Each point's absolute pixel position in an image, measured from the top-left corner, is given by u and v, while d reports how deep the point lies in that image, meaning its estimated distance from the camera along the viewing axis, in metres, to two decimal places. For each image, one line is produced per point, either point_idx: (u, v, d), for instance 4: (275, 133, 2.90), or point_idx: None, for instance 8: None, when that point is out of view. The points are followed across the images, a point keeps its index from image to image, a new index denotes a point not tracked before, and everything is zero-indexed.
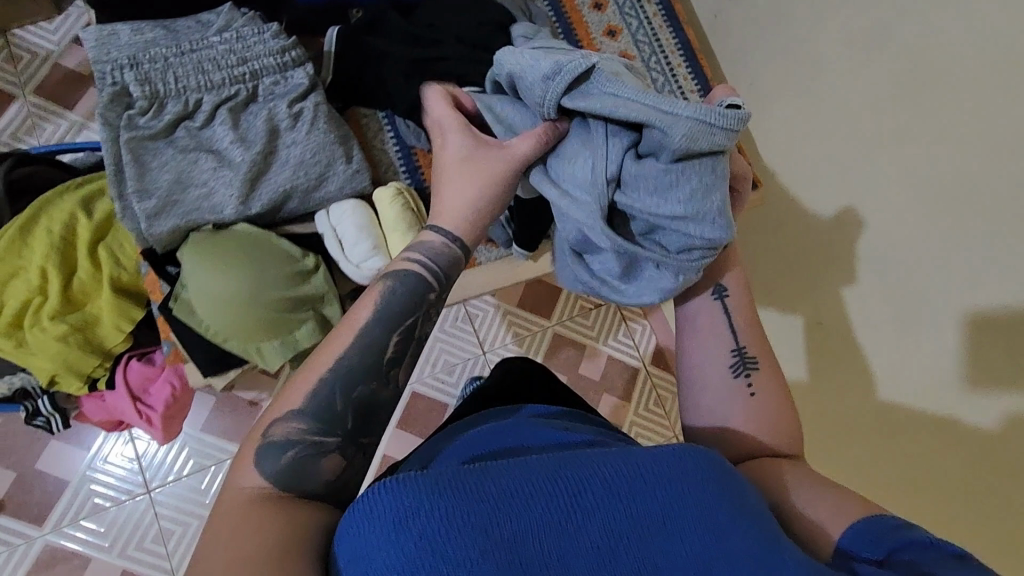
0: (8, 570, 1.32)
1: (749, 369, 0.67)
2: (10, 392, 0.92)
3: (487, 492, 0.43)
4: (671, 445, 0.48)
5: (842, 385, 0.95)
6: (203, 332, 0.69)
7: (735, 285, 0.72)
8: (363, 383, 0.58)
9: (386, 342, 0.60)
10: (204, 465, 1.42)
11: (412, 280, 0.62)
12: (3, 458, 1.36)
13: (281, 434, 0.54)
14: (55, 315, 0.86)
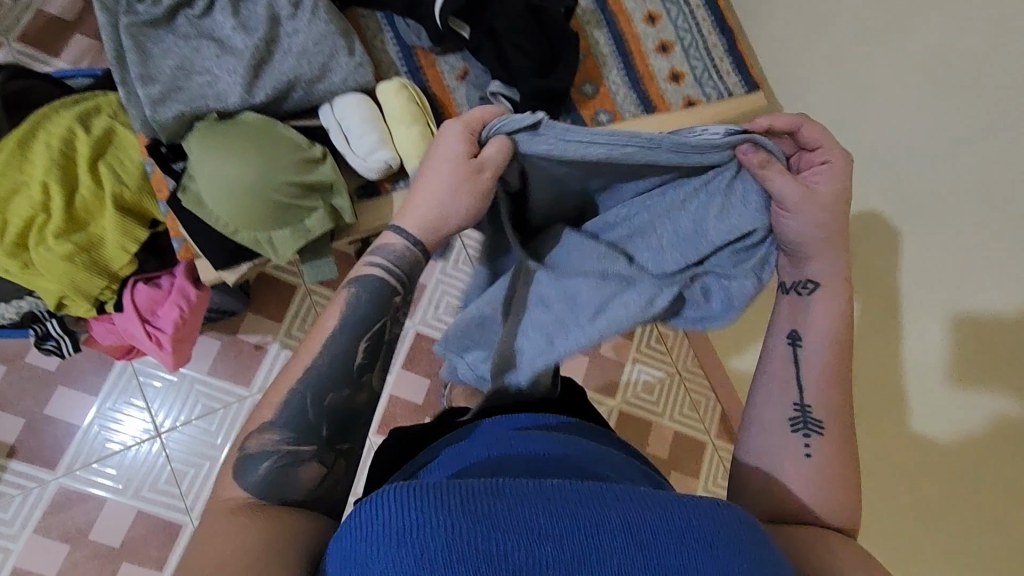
0: (23, 513, 1.33)
1: (811, 433, 0.64)
2: (19, 317, 0.92)
3: (499, 509, 0.44)
4: (702, 507, 0.46)
5: (874, 324, 1.01)
6: (215, 223, 0.75)
7: (818, 334, 0.66)
8: (333, 390, 0.60)
9: (354, 348, 0.62)
10: (213, 408, 1.43)
11: (374, 291, 0.63)
12: (12, 405, 1.36)
13: (258, 447, 0.57)
14: (60, 234, 0.86)
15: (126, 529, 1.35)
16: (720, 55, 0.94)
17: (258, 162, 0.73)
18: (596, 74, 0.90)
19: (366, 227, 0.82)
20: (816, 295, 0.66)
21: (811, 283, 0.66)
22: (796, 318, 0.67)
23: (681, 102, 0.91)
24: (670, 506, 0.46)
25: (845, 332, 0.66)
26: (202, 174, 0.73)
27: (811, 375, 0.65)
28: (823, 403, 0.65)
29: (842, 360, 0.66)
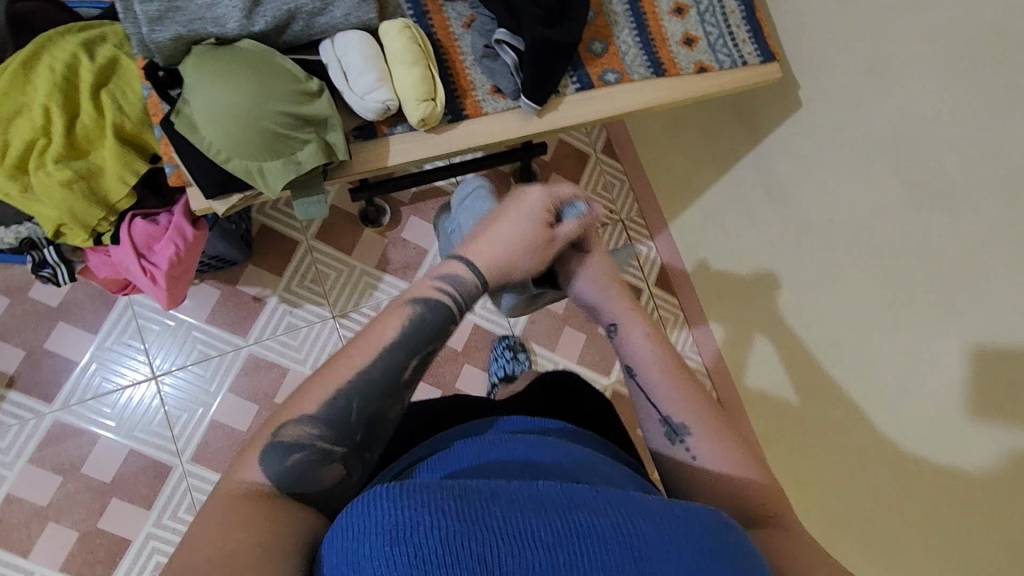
0: (20, 443, 1.35)
1: (687, 438, 0.71)
2: (17, 242, 0.93)
3: (493, 514, 0.47)
4: (681, 516, 0.50)
5: (905, 321, 1.01)
6: (207, 150, 0.75)
7: (644, 344, 0.77)
8: (377, 400, 0.63)
9: (404, 364, 0.65)
10: (209, 355, 1.45)
11: (436, 312, 0.68)
12: (13, 336, 1.38)
13: (292, 436, 0.59)
14: (59, 160, 0.87)
15: (118, 466, 1.38)
16: (737, 24, 0.91)
17: (256, 91, 0.73)
18: (606, 32, 0.88)
19: (360, 167, 0.81)
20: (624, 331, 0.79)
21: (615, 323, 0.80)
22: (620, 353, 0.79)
23: (692, 67, 0.89)
24: (652, 517, 0.49)
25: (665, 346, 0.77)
26: (196, 98, 0.74)
27: (665, 393, 0.74)
28: (683, 408, 0.73)
29: (677, 362, 0.77)
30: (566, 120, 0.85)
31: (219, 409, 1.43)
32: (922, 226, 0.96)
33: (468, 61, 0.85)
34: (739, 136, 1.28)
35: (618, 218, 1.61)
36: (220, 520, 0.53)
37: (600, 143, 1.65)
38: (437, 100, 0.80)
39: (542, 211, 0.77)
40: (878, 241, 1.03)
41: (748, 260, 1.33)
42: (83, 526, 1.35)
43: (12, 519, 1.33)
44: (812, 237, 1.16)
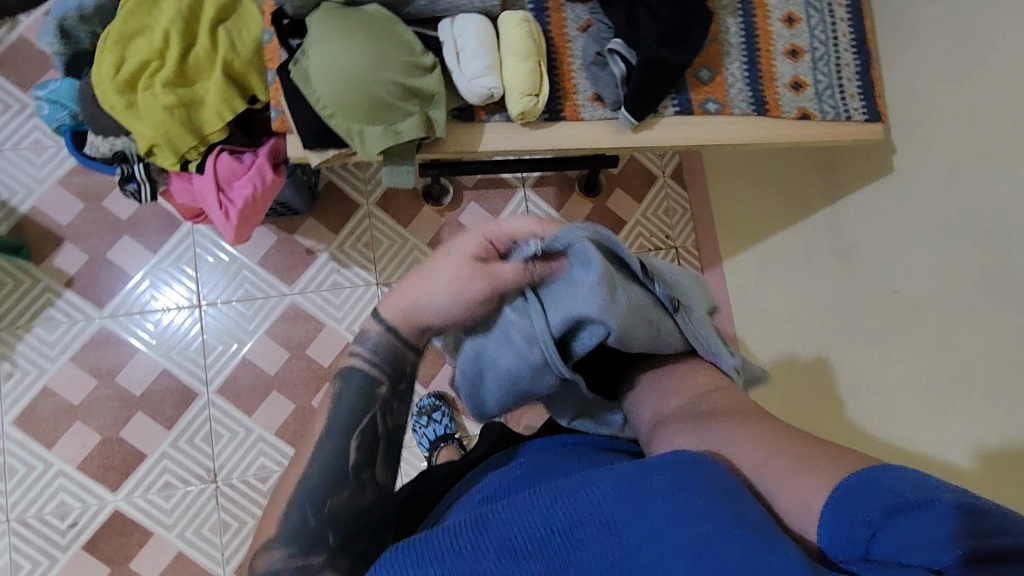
0: (66, 340, 1.42)
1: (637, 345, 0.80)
2: (111, 153, 0.98)
3: (475, 543, 0.53)
4: (630, 474, 0.54)
5: (958, 410, 0.97)
6: (315, 103, 0.77)
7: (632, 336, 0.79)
8: (332, 495, 0.64)
9: (348, 446, 0.66)
10: (254, 296, 1.49)
11: (356, 379, 0.69)
12: (81, 239, 1.45)
13: (266, 564, 0.61)
14: (167, 85, 0.91)
15: (150, 382, 1.43)
16: (848, 77, 0.90)
17: (373, 52, 0.75)
18: (717, 61, 0.87)
19: (453, 147, 0.83)
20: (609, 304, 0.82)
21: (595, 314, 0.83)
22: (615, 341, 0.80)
23: (795, 112, 0.87)
24: (607, 484, 0.54)
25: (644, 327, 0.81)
26: (314, 52, 0.76)
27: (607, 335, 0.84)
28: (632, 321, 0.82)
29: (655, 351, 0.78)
30: (659, 140, 0.85)
31: (253, 348, 1.47)
32: (994, 317, 0.92)
33: (575, 65, 0.85)
34: (819, 189, 1.25)
35: (673, 244, 1.61)
36: None
37: (669, 169, 1.63)
38: (540, 97, 0.81)
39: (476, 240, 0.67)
40: (943, 324, 1.00)
41: (801, 314, 1.30)
42: (106, 431, 1.40)
43: (45, 410, 1.39)
44: (873, 304, 1.13)
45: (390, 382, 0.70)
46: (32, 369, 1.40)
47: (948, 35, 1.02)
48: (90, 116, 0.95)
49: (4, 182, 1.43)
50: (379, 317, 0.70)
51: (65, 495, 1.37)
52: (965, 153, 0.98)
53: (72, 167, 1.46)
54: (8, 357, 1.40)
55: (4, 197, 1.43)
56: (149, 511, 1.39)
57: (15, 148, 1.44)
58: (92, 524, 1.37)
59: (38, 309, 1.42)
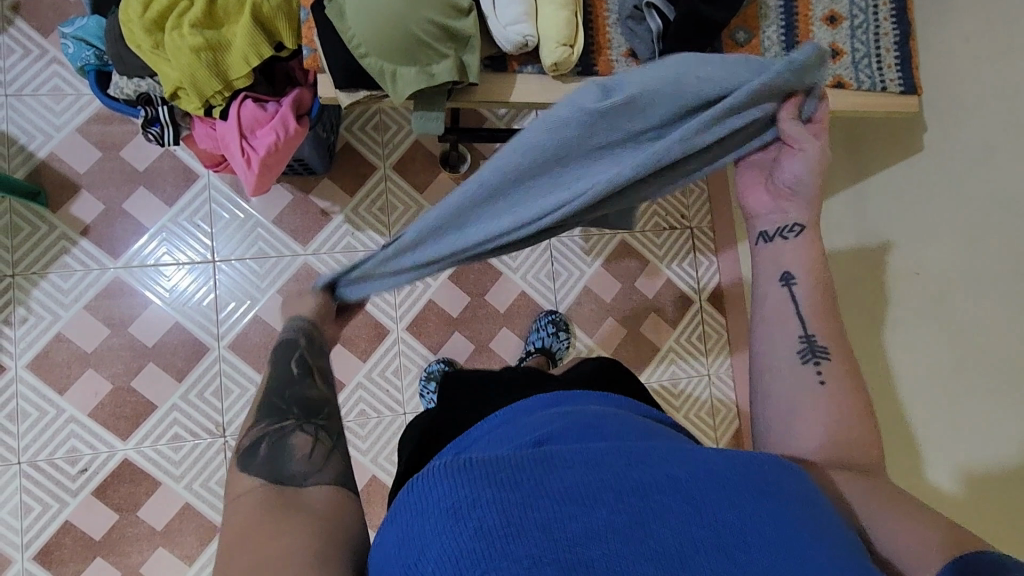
0: (79, 289, 1.42)
1: (822, 360, 0.69)
2: (135, 95, 0.98)
3: (546, 482, 0.50)
4: (719, 460, 0.54)
5: (981, 390, 0.97)
6: (348, 41, 0.81)
7: (801, 267, 0.72)
8: (291, 386, 0.74)
9: (290, 366, 0.76)
10: (266, 254, 1.48)
11: (282, 355, 0.78)
12: (97, 189, 1.44)
13: (249, 440, 0.68)
14: (195, 26, 0.90)
15: (162, 334, 1.44)
16: (887, 46, 0.96)
17: None
18: (753, 24, 0.93)
19: (483, 94, 0.89)
20: (797, 239, 0.73)
21: (797, 280, 0.72)
22: (779, 261, 0.73)
23: (830, 78, 0.94)
24: (695, 464, 0.53)
25: (820, 272, 0.73)
26: None
27: (787, 316, 0.71)
28: (828, 330, 0.70)
29: (827, 295, 0.72)
30: None
31: (264, 306, 1.47)
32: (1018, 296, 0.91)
33: (611, 20, 0.91)
34: (843, 170, 1.24)
35: (688, 224, 1.59)
36: (259, 516, 0.58)
37: None
38: (574, 49, 0.86)
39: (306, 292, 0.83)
40: (964, 306, 1.00)
41: None
42: (117, 381, 1.42)
43: (57, 356, 1.40)
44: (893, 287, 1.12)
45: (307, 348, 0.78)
46: (46, 316, 1.41)
47: (985, 13, 0.99)
48: (115, 56, 0.94)
49: (22, 127, 1.42)
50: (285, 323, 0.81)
51: (76, 441, 1.39)
52: (994, 131, 0.97)
53: (91, 116, 1.45)
54: (23, 302, 1.40)
55: (21, 142, 1.42)
56: (158, 461, 1.40)
57: (34, 94, 1.43)
58: (101, 471, 1.39)
59: (53, 257, 1.42)
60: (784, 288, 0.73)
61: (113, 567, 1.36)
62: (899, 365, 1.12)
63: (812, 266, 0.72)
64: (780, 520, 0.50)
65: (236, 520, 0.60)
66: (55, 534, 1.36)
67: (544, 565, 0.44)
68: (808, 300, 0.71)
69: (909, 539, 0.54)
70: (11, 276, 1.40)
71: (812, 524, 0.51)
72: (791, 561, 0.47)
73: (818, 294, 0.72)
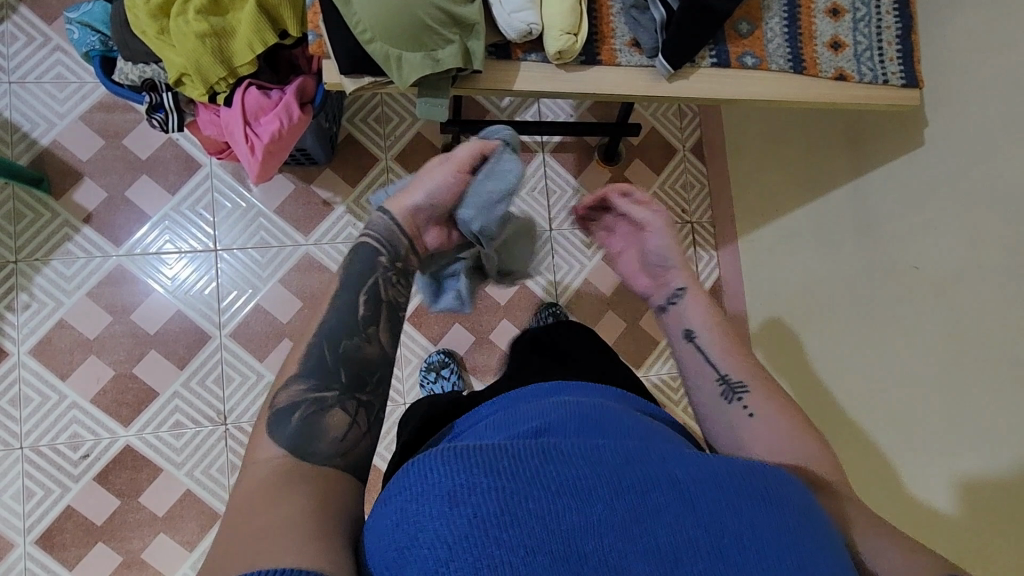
0: (82, 276, 1.43)
1: (744, 396, 0.75)
2: (140, 82, 0.98)
3: (545, 472, 0.50)
4: (718, 465, 0.54)
5: (970, 381, 0.98)
6: (352, 26, 0.82)
7: (699, 322, 0.84)
8: (347, 337, 0.70)
9: (354, 301, 0.72)
10: (269, 244, 1.49)
11: (364, 255, 0.76)
12: (100, 176, 1.45)
13: (286, 399, 0.66)
14: (200, 13, 0.91)
15: (164, 322, 1.44)
16: (889, 40, 0.97)
17: None
18: (756, 16, 0.94)
19: (487, 81, 0.89)
20: (687, 299, 0.86)
21: (696, 332, 0.83)
22: (680, 321, 0.85)
23: (832, 72, 0.95)
24: (694, 467, 0.53)
25: (721, 321, 0.83)
26: None
27: (700, 364, 0.80)
28: (738, 368, 0.78)
29: (733, 343, 0.81)
30: (693, 88, 0.92)
31: (266, 295, 1.48)
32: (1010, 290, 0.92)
33: (615, 9, 0.91)
34: (843, 165, 1.25)
35: (689, 219, 1.60)
36: (259, 493, 0.59)
37: (690, 141, 1.62)
38: (578, 37, 0.87)
39: (432, 178, 0.81)
40: (963, 301, 1.00)
41: (815, 290, 1.31)
42: (119, 367, 1.42)
43: (60, 343, 1.41)
44: (892, 282, 1.12)
45: (389, 254, 0.76)
46: (49, 302, 1.41)
47: (988, 9, 0.99)
48: (120, 41, 0.95)
49: (25, 114, 1.43)
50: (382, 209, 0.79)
51: (78, 427, 1.40)
52: (993, 126, 0.98)
53: (93, 104, 1.45)
54: (26, 288, 1.41)
55: (24, 129, 1.43)
56: (159, 449, 1.41)
57: (38, 81, 1.44)
58: (103, 457, 1.40)
59: (56, 244, 1.42)
60: (687, 340, 0.83)
61: (115, 552, 1.37)
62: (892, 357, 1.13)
63: (713, 318, 0.84)
64: (772, 529, 0.50)
65: (235, 497, 0.60)
66: (57, 519, 1.37)
67: (535, 556, 0.46)
68: (710, 345, 0.81)
69: None
70: (14, 262, 1.41)
71: (799, 532, 0.51)
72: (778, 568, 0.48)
73: (720, 338, 0.82)
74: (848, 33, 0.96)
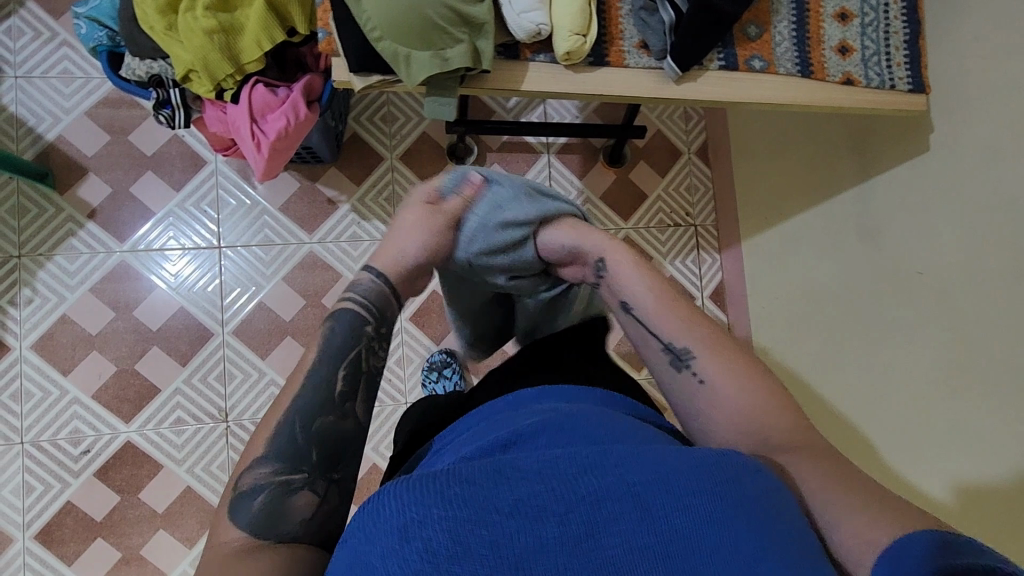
0: (85, 271, 1.43)
1: (693, 363, 0.71)
2: (147, 78, 0.98)
3: (498, 495, 0.48)
4: (684, 462, 0.51)
5: (974, 385, 0.97)
6: (362, 25, 0.82)
7: (635, 291, 0.78)
8: (320, 416, 0.67)
9: (335, 376, 0.70)
10: (273, 242, 1.49)
11: (345, 318, 0.74)
12: (105, 172, 1.45)
13: (250, 483, 0.63)
14: (208, 9, 0.91)
15: (167, 318, 1.44)
16: (896, 44, 0.97)
17: None
18: (765, 19, 0.94)
19: (495, 81, 0.89)
20: (613, 263, 0.81)
21: (629, 302, 0.78)
22: (614, 291, 0.80)
23: (840, 76, 0.95)
24: (658, 466, 0.51)
25: (654, 280, 0.79)
26: None
27: (644, 333, 0.76)
28: (682, 332, 0.73)
29: (664, 297, 0.77)
30: (700, 91, 0.92)
31: (269, 293, 1.48)
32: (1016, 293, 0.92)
33: (624, 11, 0.91)
34: (848, 169, 1.25)
35: (692, 222, 1.60)
36: None
37: (695, 146, 1.63)
38: (587, 38, 0.87)
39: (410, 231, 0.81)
40: (967, 306, 1.00)
41: (819, 294, 1.30)
42: (122, 363, 1.42)
43: (64, 338, 1.41)
44: (896, 285, 1.12)
45: (376, 321, 0.76)
46: (52, 297, 1.41)
47: (996, 14, 0.99)
48: (128, 36, 0.95)
49: (31, 109, 1.43)
50: (371, 268, 0.79)
51: (78, 422, 1.39)
52: (998, 129, 0.98)
53: (99, 99, 1.46)
54: (29, 283, 1.41)
55: (30, 123, 1.43)
56: (159, 445, 1.41)
57: (44, 76, 1.44)
58: (104, 453, 1.39)
59: (61, 240, 1.42)
60: (625, 314, 0.79)
61: (114, 548, 1.37)
62: (895, 363, 1.12)
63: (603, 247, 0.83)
64: (731, 516, 0.48)
65: None
66: (57, 514, 1.37)
67: None
68: (647, 311, 0.76)
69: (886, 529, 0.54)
70: (18, 257, 1.41)
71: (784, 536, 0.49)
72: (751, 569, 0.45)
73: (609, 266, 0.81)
74: (856, 37, 0.96)
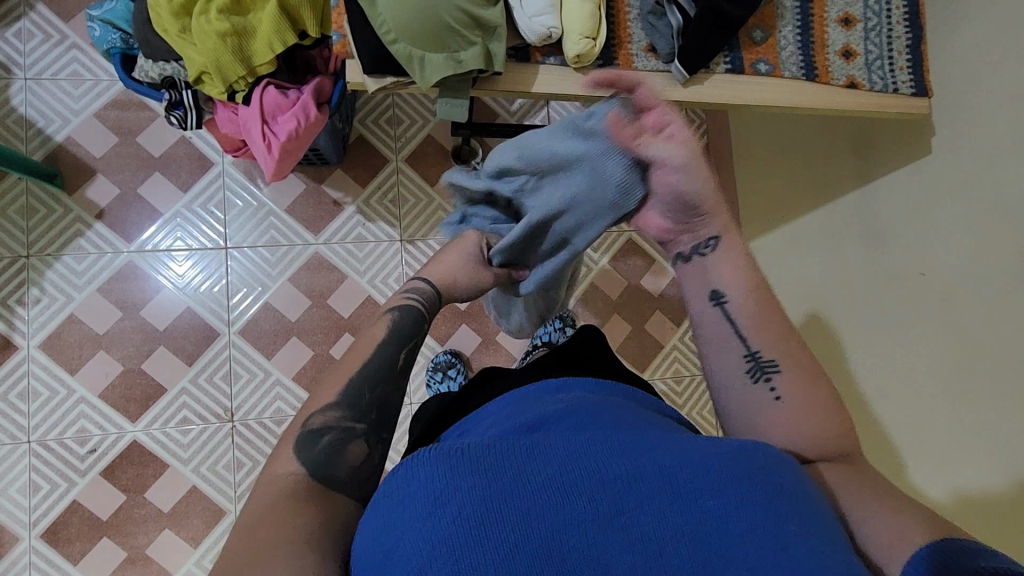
0: (93, 271, 1.44)
1: (773, 375, 0.67)
2: (160, 79, 0.99)
3: (530, 470, 0.49)
4: (710, 450, 0.52)
5: (978, 385, 0.98)
6: (377, 28, 0.83)
7: (732, 287, 0.72)
8: (384, 381, 0.70)
9: (397, 352, 0.73)
10: (279, 242, 1.50)
11: (407, 309, 0.78)
12: (113, 173, 1.46)
13: (320, 422, 0.65)
14: (222, 12, 0.92)
15: (173, 318, 1.45)
16: (899, 50, 0.98)
17: None
18: (770, 23, 0.96)
19: (507, 82, 0.91)
20: (717, 253, 0.74)
21: (726, 296, 0.71)
22: (706, 280, 0.73)
23: (843, 80, 0.96)
24: (685, 453, 0.52)
25: (754, 278, 0.72)
26: None
27: (725, 333, 0.70)
28: (768, 339, 0.69)
29: (762, 302, 0.71)
30: (706, 94, 0.94)
31: (274, 294, 1.49)
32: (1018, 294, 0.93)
33: (632, 15, 0.93)
34: (851, 172, 1.26)
35: None
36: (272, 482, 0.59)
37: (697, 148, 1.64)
38: (596, 41, 0.89)
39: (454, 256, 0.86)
40: (969, 307, 1.01)
41: (822, 295, 1.32)
42: (129, 363, 1.43)
43: (71, 337, 1.42)
44: (899, 287, 1.13)
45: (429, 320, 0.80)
46: (59, 297, 1.42)
47: (997, 20, 1.01)
48: (142, 39, 0.97)
49: (40, 111, 1.44)
50: (424, 277, 0.83)
51: (85, 422, 1.40)
52: (999, 132, 0.99)
53: (108, 101, 1.47)
54: (37, 283, 1.42)
55: (39, 125, 1.44)
56: (165, 445, 1.42)
57: (53, 78, 1.45)
58: (110, 452, 1.40)
59: (69, 240, 1.43)
60: (716, 307, 0.71)
61: (120, 547, 1.38)
62: (898, 363, 1.14)
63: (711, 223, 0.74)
64: (762, 506, 0.49)
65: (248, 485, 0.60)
66: (64, 513, 1.37)
67: (517, 554, 0.45)
68: (739, 312, 0.70)
69: (895, 524, 0.56)
70: (26, 257, 1.42)
71: (804, 525, 0.49)
72: (777, 556, 0.46)
73: (718, 252, 0.74)
74: (858, 42, 0.97)
